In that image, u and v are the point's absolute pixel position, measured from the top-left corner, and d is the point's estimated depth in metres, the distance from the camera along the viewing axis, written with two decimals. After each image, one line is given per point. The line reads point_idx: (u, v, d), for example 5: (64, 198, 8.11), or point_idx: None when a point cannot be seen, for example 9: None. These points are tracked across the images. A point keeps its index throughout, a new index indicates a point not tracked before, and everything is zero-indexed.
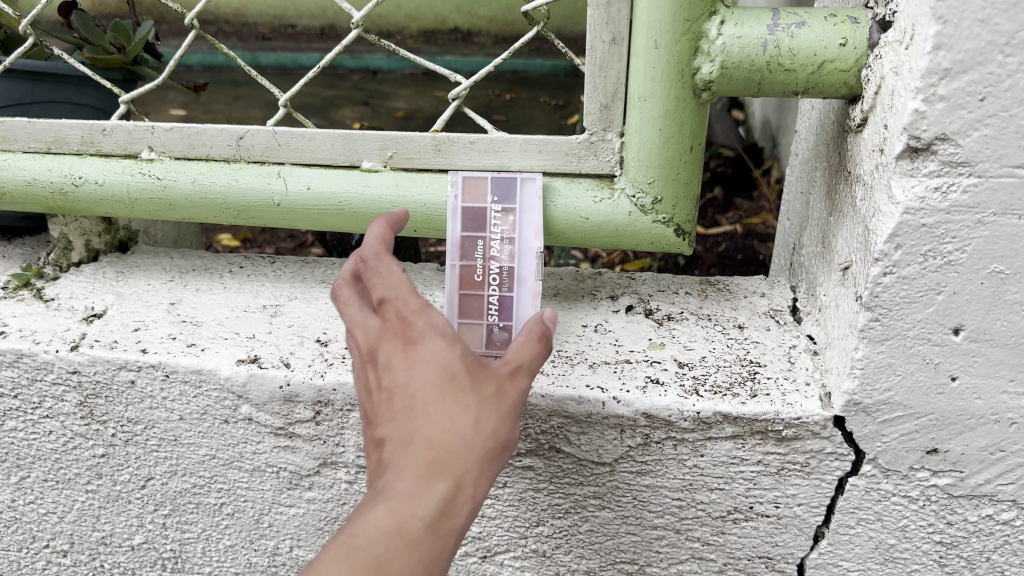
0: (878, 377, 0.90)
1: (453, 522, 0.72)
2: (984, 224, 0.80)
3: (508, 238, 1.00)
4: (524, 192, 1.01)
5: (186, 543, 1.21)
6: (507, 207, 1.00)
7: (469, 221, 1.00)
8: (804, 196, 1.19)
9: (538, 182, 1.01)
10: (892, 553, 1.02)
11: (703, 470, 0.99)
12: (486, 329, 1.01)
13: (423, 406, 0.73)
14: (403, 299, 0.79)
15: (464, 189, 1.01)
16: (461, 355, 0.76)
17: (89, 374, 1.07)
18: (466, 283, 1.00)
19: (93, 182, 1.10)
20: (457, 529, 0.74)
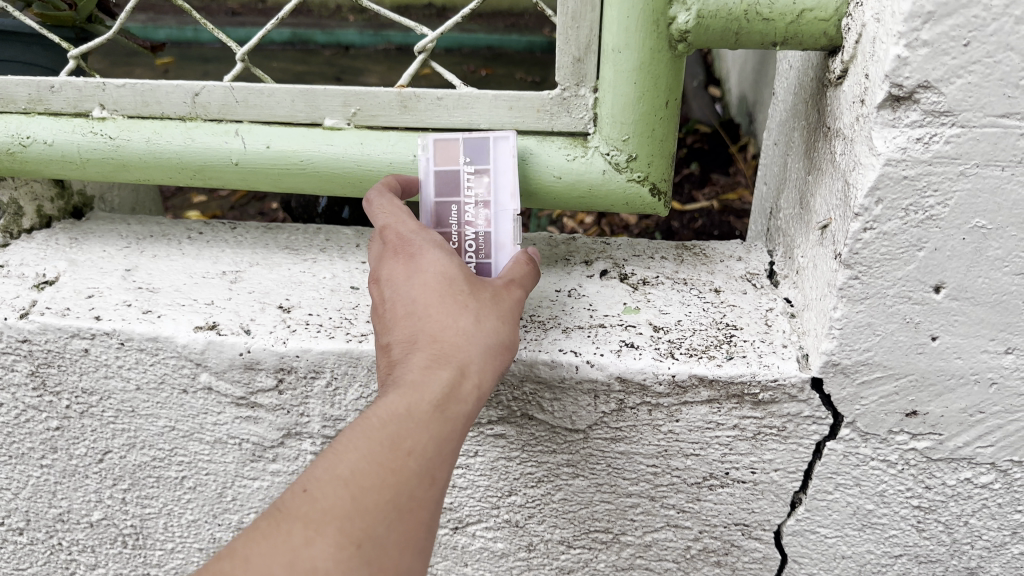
0: (858, 338, 0.87)
1: (463, 404, 0.74)
2: (967, 176, 0.77)
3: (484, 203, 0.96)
4: (496, 152, 0.96)
5: (147, 519, 1.17)
6: (480, 168, 0.96)
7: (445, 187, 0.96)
8: (782, 159, 1.16)
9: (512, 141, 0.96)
10: (870, 518, 1.01)
11: (678, 436, 0.97)
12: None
13: (427, 305, 0.78)
14: (404, 223, 0.86)
15: (435, 151, 0.97)
16: (458, 268, 0.82)
17: (40, 342, 1.03)
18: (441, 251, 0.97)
19: (42, 142, 1.05)
20: (467, 416, 0.75)
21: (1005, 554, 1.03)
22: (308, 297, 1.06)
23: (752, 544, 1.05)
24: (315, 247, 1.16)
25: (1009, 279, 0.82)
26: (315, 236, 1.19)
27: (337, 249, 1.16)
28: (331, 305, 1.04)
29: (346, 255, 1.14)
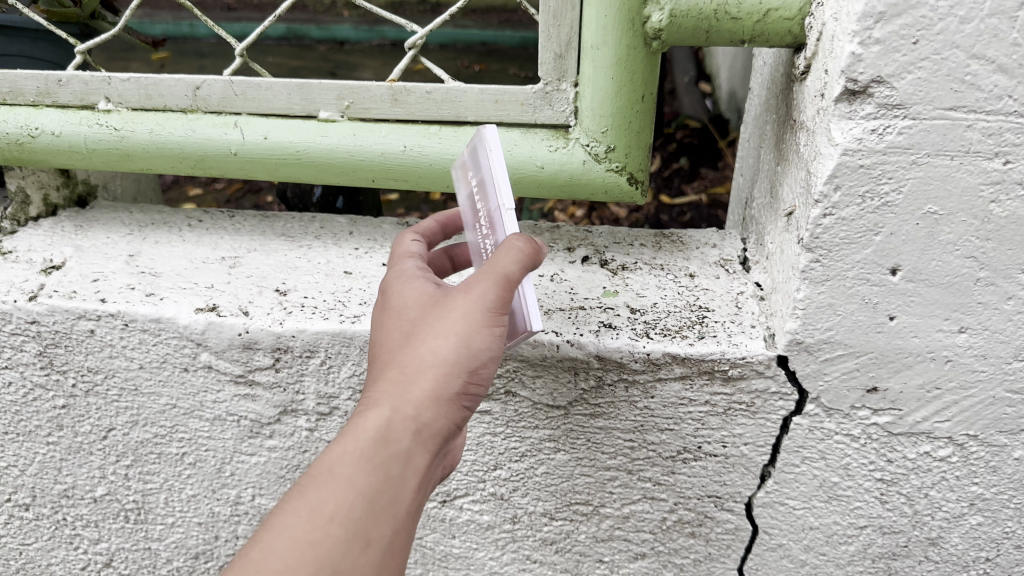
0: (820, 317, 0.93)
1: (398, 443, 0.70)
2: (919, 165, 0.83)
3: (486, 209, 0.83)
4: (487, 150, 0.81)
5: (148, 494, 1.23)
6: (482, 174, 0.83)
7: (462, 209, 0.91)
8: (756, 152, 1.22)
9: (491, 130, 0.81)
10: (836, 491, 1.06)
11: (653, 411, 1.03)
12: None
13: (385, 342, 0.76)
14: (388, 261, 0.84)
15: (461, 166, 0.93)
16: (422, 289, 0.77)
17: (49, 324, 1.08)
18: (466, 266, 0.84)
19: (50, 133, 1.10)
20: (412, 452, 0.71)
21: (963, 525, 1.09)
22: (303, 281, 1.11)
23: (724, 515, 1.11)
24: (310, 235, 1.22)
25: (960, 262, 0.88)
26: (310, 224, 1.24)
27: (331, 236, 1.21)
28: (326, 289, 1.10)
29: (340, 242, 1.20)
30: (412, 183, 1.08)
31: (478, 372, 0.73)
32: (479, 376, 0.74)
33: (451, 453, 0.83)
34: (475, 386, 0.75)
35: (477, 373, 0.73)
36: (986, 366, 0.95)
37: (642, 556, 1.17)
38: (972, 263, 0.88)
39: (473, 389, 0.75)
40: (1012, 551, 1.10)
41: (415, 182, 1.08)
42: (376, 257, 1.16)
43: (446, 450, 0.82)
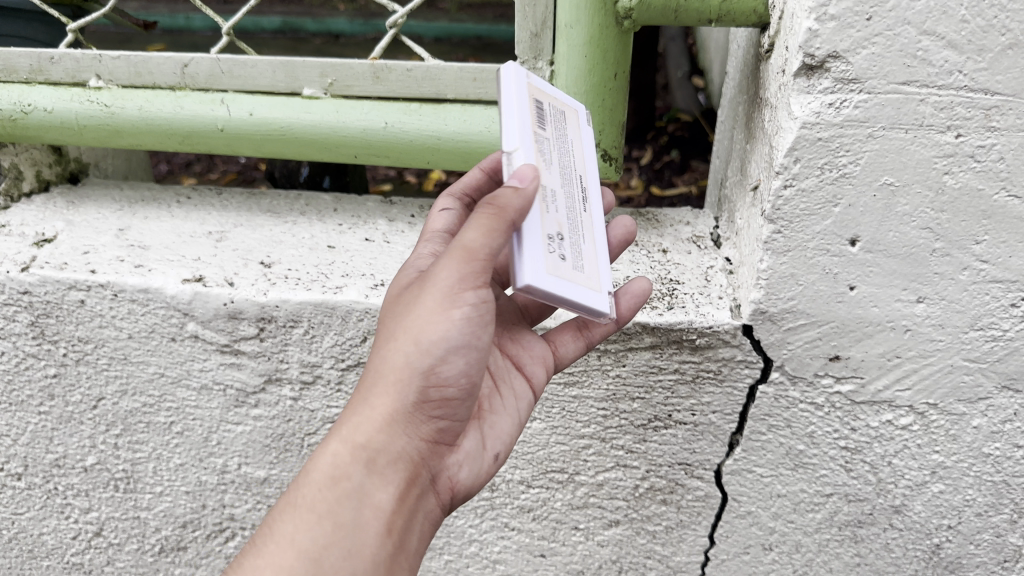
0: (783, 287, 0.97)
1: (354, 470, 0.75)
2: (875, 138, 0.87)
3: (534, 145, 0.81)
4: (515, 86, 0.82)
5: (137, 463, 1.26)
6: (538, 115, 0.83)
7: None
8: (729, 134, 1.25)
9: (512, 66, 0.81)
10: (802, 459, 1.10)
11: (625, 380, 1.08)
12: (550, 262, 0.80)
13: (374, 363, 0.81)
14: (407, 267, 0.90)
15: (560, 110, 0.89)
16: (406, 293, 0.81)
17: (40, 294, 1.11)
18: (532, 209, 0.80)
19: (42, 110, 1.13)
20: (366, 482, 0.75)
21: (926, 493, 1.12)
22: (288, 255, 1.14)
23: (694, 483, 1.15)
24: (296, 211, 1.25)
25: (916, 233, 0.92)
26: (296, 202, 1.27)
27: (316, 213, 1.24)
28: (309, 262, 1.13)
29: (324, 218, 1.23)
30: (394, 158, 1.12)
31: (430, 376, 0.76)
32: (436, 376, 0.76)
33: (467, 467, 0.86)
34: (441, 392, 0.78)
35: (435, 374, 0.76)
36: (944, 335, 0.98)
37: (616, 523, 1.21)
38: (927, 234, 0.92)
39: (436, 394, 0.77)
40: (973, 518, 1.13)
41: (396, 158, 1.11)
42: (359, 233, 1.20)
43: (457, 464, 0.85)
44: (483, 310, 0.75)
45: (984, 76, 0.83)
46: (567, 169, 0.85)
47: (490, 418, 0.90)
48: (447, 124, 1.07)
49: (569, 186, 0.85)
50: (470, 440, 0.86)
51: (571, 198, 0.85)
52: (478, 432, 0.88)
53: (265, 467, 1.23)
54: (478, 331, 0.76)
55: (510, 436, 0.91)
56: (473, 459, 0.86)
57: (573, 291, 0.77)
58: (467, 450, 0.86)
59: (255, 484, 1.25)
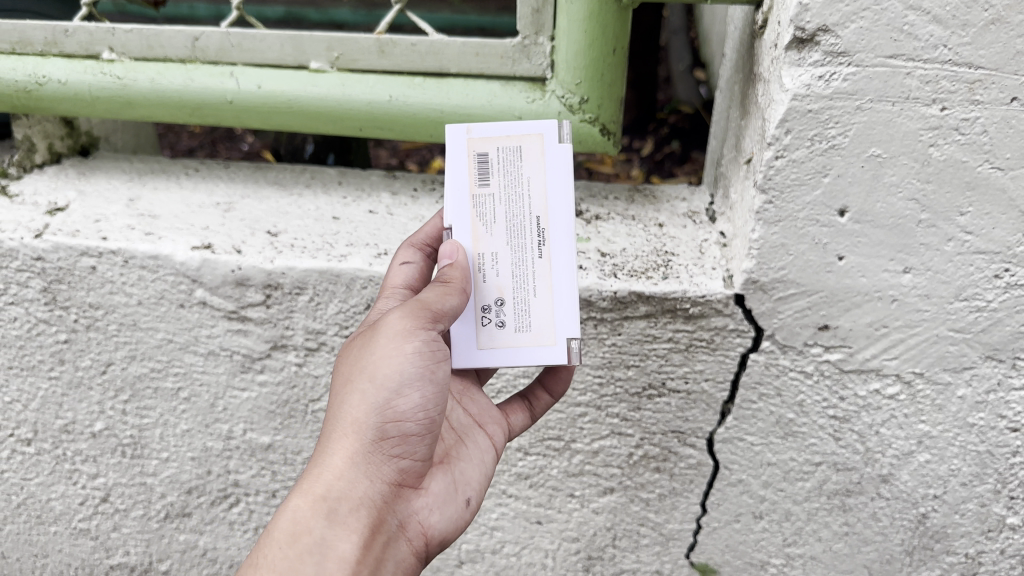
0: (774, 257, 1.00)
1: (312, 525, 0.84)
2: (863, 110, 0.90)
3: (476, 210, 0.93)
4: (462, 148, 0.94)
5: (145, 429, 1.29)
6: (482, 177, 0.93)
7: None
8: (722, 116, 1.27)
9: (456, 137, 0.93)
10: (792, 427, 1.13)
11: (621, 348, 1.11)
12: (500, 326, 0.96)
13: None
14: None
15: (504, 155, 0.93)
16: None
17: (53, 260, 1.15)
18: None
19: (57, 81, 1.16)
20: (329, 533, 0.84)
21: (912, 463, 1.14)
22: (294, 225, 1.18)
23: (687, 451, 1.19)
24: (301, 184, 1.28)
25: (903, 204, 0.95)
26: (301, 174, 1.30)
27: (321, 186, 1.27)
28: (315, 232, 1.16)
29: (329, 191, 1.26)
30: (399, 131, 1.15)
31: (386, 411, 0.86)
32: (392, 409, 0.86)
33: (438, 512, 0.93)
34: (398, 428, 0.87)
35: (390, 407, 0.86)
36: (930, 305, 1.01)
37: (610, 491, 1.24)
38: (914, 205, 0.95)
39: (395, 432, 0.87)
40: (959, 488, 1.15)
41: (401, 130, 1.15)
42: (363, 205, 1.23)
43: (427, 510, 0.92)
44: (431, 346, 0.86)
45: (968, 51, 0.86)
46: (513, 219, 0.93)
47: (459, 465, 0.98)
48: (450, 97, 1.10)
49: (516, 237, 0.93)
50: (439, 487, 0.95)
51: (518, 247, 0.93)
52: (447, 478, 0.96)
53: (270, 433, 1.26)
54: (430, 363, 0.87)
55: (479, 482, 0.99)
56: (442, 504, 0.94)
57: (514, 355, 0.94)
58: (437, 495, 0.94)
59: (259, 450, 1.28)
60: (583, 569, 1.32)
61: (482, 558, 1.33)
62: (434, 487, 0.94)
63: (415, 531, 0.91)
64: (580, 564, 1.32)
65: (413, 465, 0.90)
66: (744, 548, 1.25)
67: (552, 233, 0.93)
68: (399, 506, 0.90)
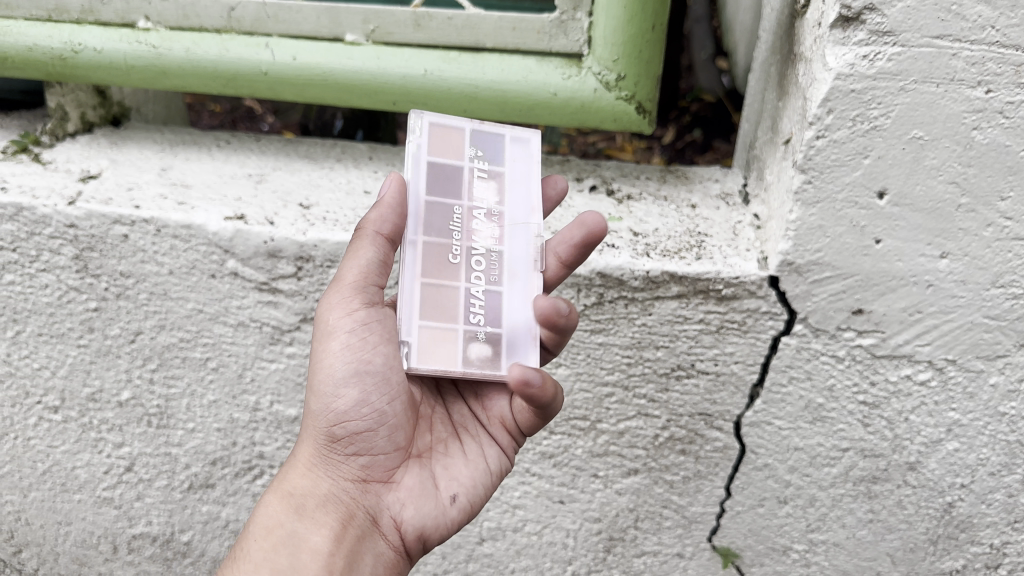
0: (810, 239, 1.00)
1: (284, 521, 0.93)
2: (907, 91, 0.90)
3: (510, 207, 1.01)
4: (514, 150, 1.04)
5: (172, 399, 1.29)
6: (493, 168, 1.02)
7: (431, 176, 0.99)
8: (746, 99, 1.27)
9: (535, 147, 1.04)
10: (820, 412, 1.12)
11: (651, 328, 1.11)
12: (407, 347, 0.94)
13: None
14: None
15: (440, 136, 1.01)
16: None
17: (86, 228, 1.15)
18: (436, 273, 0.96)
19: (92, 49, 1.16)
20: (299, 527, 0.92)
21: (940, 451, 1.13)
22: (326, 198, 1.19)
23: (714, 433, 1.19)
24: (332, 158, 1.28)
25: (943, 187, 0.94)
26: (332, 148, 1.30)
27: (352, 160, 1.28)
28: (346, 205, 1.17)
29: (360, 166, 1.26)
30: (433, 107, 1.14)
31: (329, 411, 0.92)
32: (335, 406, 0.92)
33: (415, 506, 0.96)
34: (351, 422, 0.92)
35: (332, 407, 0.92)
36: (965, 292, 1.01)
37: (634, 472, 1.24)
38: (954, 189, 0.94)
39: (348, 428, 0.93)
40: (987, 478, 1.14)
41: (435, 105, 1.13)
42: None
43: (402, 505, 0.96)
44: (358, 340, 0.91)
45: (1016, 32, 0.86)
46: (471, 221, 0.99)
47: (443, 460, 0.99)
48: (486, 73, 1.10)
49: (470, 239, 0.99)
50: (416, 481, 0.97)
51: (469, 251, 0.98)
52: (427, 473, 0.98)
53: (296, 405, 1.26)
54: (359, 357, 0.91)
55: (467, 479, 0.99)
56: (422, 498, 0.96)
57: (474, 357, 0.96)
58: (413, 488, 0.96)
59: (285, 422, 1.28)
60: (604, 549, 1.32)
61: (503, 536, 1.33)
62: (409, 481, 0.97)
63: (390, 525, 0.95)
64: (601, 545, 1.32)
65: (379, 460, 0.95)
66: (767, 533, 1.25)
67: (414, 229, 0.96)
68: (369, 502, 0.95)
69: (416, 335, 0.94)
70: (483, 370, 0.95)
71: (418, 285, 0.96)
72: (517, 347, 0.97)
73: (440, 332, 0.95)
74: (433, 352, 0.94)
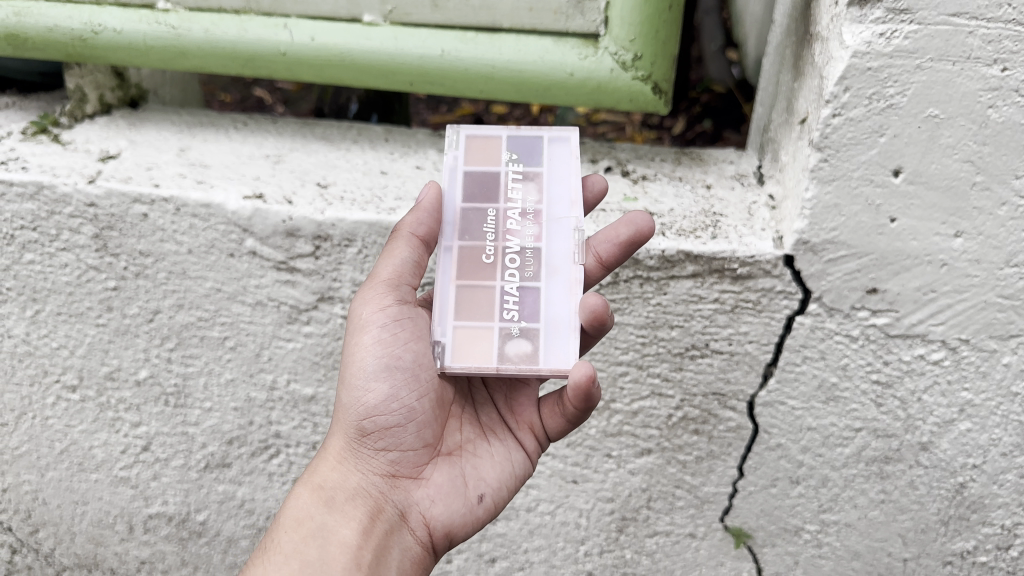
0: (825, 217, 1.01)
1: (313, 513, 0.95)
2: (923, 69, 0.90)
3: (548, 205, 1.03)
4: (550, 152, 1.06)
5: (189, 378, 1.30)
6: (531, 171, 1.05)
7: (466, 184, 1.04)
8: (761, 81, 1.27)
9: (575, 145, 1.05)
10: (834, 392, 1.13)
11: (666, 308, 1.12)
12: (441, 347, 0.98)
13: None
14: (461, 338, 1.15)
15: (472, 145, 1.06)
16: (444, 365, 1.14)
17: (105, 207, 1.17)
18: (472, 276, 1.01)
19: (112, 30, 1.17)
20: (329, 520, 0.94)
21: (953, 431, 1.13)
22: (343, 177, 1.20)
23: (727, 413, 1.20)
24: (348, 140, 1.29)
25: (958, 165, 0.95)
26: (348, 130, 1.31)
27: (368, 141, 1.29)
28: (363, 185, 1.19)
29: (376, 147, 1.28)
30: (450, 87, 1.15)
31: (361, 404, 0.96)
32: (365, 400, 0.95)
33: (442, 503, 0.98)
34: (378, 417, 0.96)
35: (363, 399, 0.95)
36: (979, 271, 1.01)
37: (647, 452, 1.25)
38: (969, 167, 0.95)
39: (377, 421, 0.96)
40: (999, 458, 1.14)
41: (451, 85, 1.15)
42: (410, 160, 1.24)
43: (430, 501, 0.98)
44: (389, 333, 0.95)
45: None
46: (507, 221, 1.03)
47: (471, 460, 1.02)
48: (503, 53, 1.11)
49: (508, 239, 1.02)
50: (444, 479, 0.99)
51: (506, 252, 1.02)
52: (455, 471, 1.00)
53: (312, 384, 1.27)
54: (391, 351, 0.95)
55: (494, 479, 1.01)
56: (449, 496, 0.99)
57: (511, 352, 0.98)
58: (441, 486, 0.99)
59: (302, 402, 1.30)
60: (616, 529, 1.33)
61: (516, 515, 1.34)
62: (437, 478, 0.99)
63: (418, 520, 0.97)
64: (613, 525, 1.33)
65: (408, 455, 0.98)
66: (779, 513, 1.26)
67: (447, 237, 1.02)
68: (398, 496, 0.97)
69: (451, 336, 0.99)
70: (519, 366, 0.97)
71: (453, 288, 1.00)
72: (555, 341, 0.98)
73: (476, 331, 0.99)
74: (468, 350, 0.98)
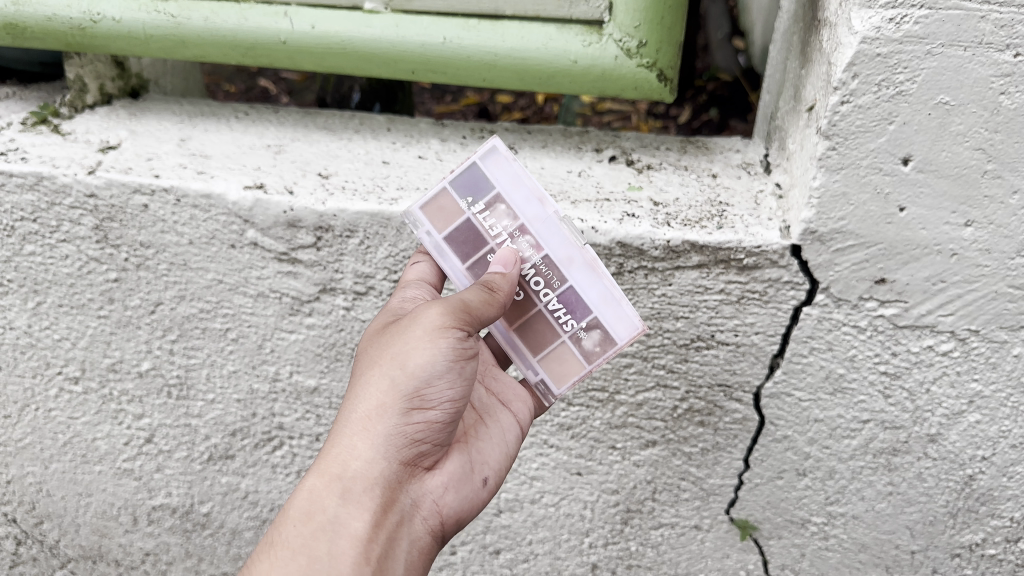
0: (833, 206, 0.99)
1: (328, 503, 0.91)
2: (933, 55, 0.89)
3: (527, 216, 1.00)
4: (496, 172, 1.01)
5: (192, 369, 1.30)
6: (489, 201, 1.01)
7: (455, 249, 1.02)
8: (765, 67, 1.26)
9: (504, 146, 1.00)
10: (841, 383, 1.12)
11: (671, 299, 1.11)
12: (543, 383, 1.04)
13: None
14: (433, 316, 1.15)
15: (432, 215, 1.03)
16: None
17: (105, 198, 1.16)
18: (517, 315, 1.03)
19: (111, 19, 1.16)
20: (342, 512, 0.90)
21: (962, 423, 1.12)
22: (345, 168, 1.19)
23: (733, 405, 1.18)
24: (349, 129, 1.28)
25: (969, 153, 0.93)
26: (350, 120, 1.29)
27: (370, 130, 1.27)
28: (365, 175, 1.18)
29: (378, 136, 1.26)
30: (452, 74, 1.14)
31: (410, 399, 0.92)
32: (416, 396, 0.92)
33: (452, 494, 0.99)
34: (421, 414, 0.93)
35: (415, 397, 0.92)
36: (990, 261, 0.99)
37: (652, 444, 1.24)
38: (980, 155, 0.93)
39: (419, 415, 0.93)
40: (1009, 451, 1.13)
41: (454, 73, 1.14)
42: (412, 150, 1.23)
43: (441, 489, 0.98)
44: (461, 345, 0.93)
45: None
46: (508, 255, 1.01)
47: (478, 445, 1.04)
48: (505, 40, 1.09)
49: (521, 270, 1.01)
50: (456, 466, 1.00)
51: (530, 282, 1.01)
52: (465, 458, 1.02)
53: (315, 376, 1.27)
54: (458, 359, 0.93)
55: (496, 462, 1.05)
56: (459, 485, 1.00)
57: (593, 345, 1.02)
58: (454, 476, 1.00)
59: (305, 394, 1.29)
60: (621, 521, 1.32)
61: (520, 507, 1.33)
62: (449, 467, 1.00)
63: (431, 510, 0.97)
64: (618, 517, 1.32)
65: (432, 448, 0.97)
66: (785, 505, 1.25)
67: None
68: (414, 487, 0.96)
69: (543, 370, 1.04)
70: (605, 353, 1.02)
71: (512, 335, 1.04)
72: (614, 311, 1.00)
73: (556, 353, 1.03)
74: (561, 369, 1.04)
